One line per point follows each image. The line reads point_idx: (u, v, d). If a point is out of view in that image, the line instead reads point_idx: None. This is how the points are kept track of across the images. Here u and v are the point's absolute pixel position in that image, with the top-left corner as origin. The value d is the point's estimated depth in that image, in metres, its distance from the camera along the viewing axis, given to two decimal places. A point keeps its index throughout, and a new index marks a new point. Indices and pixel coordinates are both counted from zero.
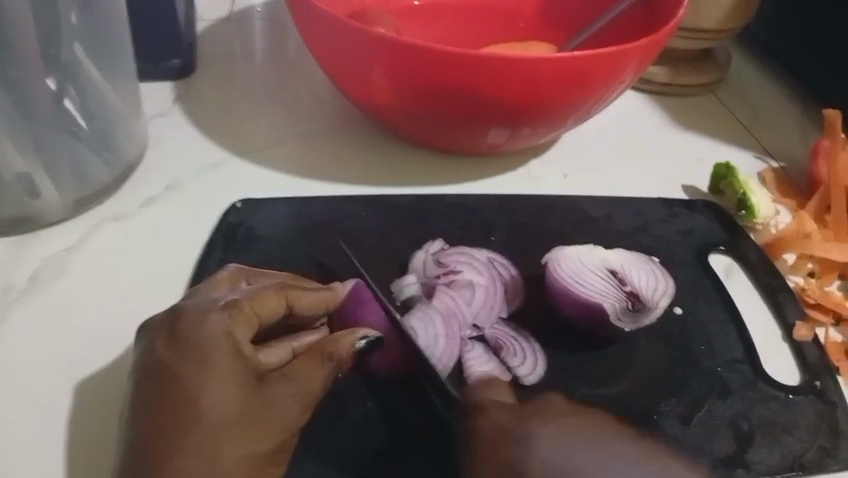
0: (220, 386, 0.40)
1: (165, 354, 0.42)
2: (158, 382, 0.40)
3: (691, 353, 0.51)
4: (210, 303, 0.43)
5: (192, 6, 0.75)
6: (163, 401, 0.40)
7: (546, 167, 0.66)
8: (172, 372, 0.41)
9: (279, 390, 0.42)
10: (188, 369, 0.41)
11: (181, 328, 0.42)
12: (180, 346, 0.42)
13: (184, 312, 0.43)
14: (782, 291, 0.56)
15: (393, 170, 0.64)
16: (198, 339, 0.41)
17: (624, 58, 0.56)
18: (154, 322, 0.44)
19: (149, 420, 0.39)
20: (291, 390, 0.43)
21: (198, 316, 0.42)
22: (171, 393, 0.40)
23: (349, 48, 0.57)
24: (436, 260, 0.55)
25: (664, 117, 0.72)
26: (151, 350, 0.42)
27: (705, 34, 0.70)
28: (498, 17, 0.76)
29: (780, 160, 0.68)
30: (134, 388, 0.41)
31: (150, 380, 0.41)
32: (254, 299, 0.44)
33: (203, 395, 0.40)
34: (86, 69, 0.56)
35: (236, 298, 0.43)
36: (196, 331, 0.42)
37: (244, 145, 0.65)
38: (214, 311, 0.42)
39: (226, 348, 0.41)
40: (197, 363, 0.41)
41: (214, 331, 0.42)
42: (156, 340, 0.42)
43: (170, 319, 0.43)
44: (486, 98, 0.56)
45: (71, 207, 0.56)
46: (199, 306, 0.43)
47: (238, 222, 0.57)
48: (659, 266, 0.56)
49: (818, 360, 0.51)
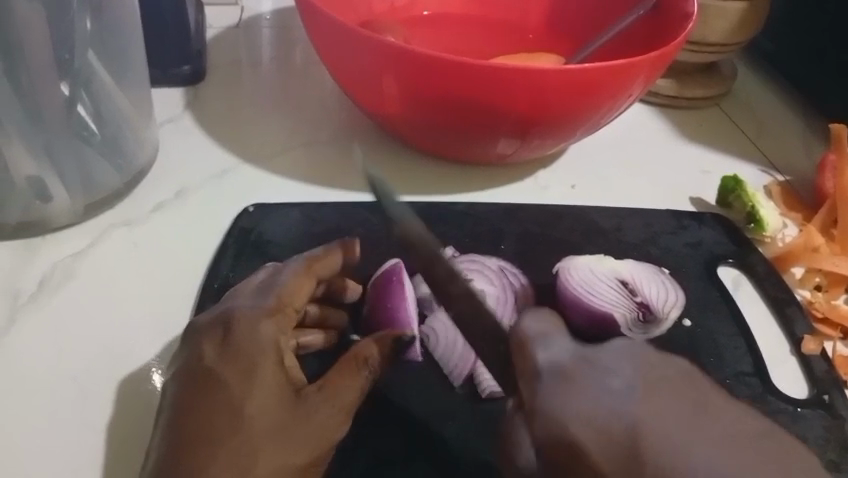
0: (265, 394, 0.41)
1: (212, 360, 0.42)
2: (204, 387, 0.41)
3: (700, 364, 0.51)
4: (256, 304, 0.45)
5: (202, 14, 0.76)
6: (208, 404, 0.40)
7: (554, 177, 0.66)
8: (219, 377, 0.41)
9: (317, 401, 0.41)
10: (236, 376, 0.41)
11: (230, 333, 0.43)
12: (229, 352, 0.42)
13: (232, 316, 0.44)
14: (789, 305, 0.56)
15: (402, 178, 0.64)
16: (248, 345, 0.43)
17: (634, 70, 0.56)
18: (201, 324, 0.45)
19: (192, 420, 0.39)
20: (328, 402, 0.41)
21: (248, 323, 0.44)
22: (216, 397, 0.40)
23: (359, 56, 0.57)
24: None
25: (673, 128, 0.72)
26: (199, 354, 0.43)
27: (710, 47, 0.70)
28: (507, 28, 0.77)
29: (788, 172, 0.68)
30: (176, 391, 0.42)
31: (196, 384, 0.41)
32: (288, 290, 0.46)
33: (249, 401, 0.40)
34: (97, 74, 0.56)
35: (279, 297, 0.45)
36: (246, 336, 0.43)
37: (253, 151, 0.65)
38: (262, 318, 0.44)
39: (273, 357, 0.42)
40: (244, 370, 0.41)
41: (263, 338, 0.43)
42: (205, 344, 0.43)
43: (217, 323, 0.44)
44: (495, 108, 0.56)
45: (81, 211, 0.56)
46: (248, 312, 0.44)
47: (248, 227, 0.57)
48: (669, 279, 0.56)
49: (826, 374, 0.51)
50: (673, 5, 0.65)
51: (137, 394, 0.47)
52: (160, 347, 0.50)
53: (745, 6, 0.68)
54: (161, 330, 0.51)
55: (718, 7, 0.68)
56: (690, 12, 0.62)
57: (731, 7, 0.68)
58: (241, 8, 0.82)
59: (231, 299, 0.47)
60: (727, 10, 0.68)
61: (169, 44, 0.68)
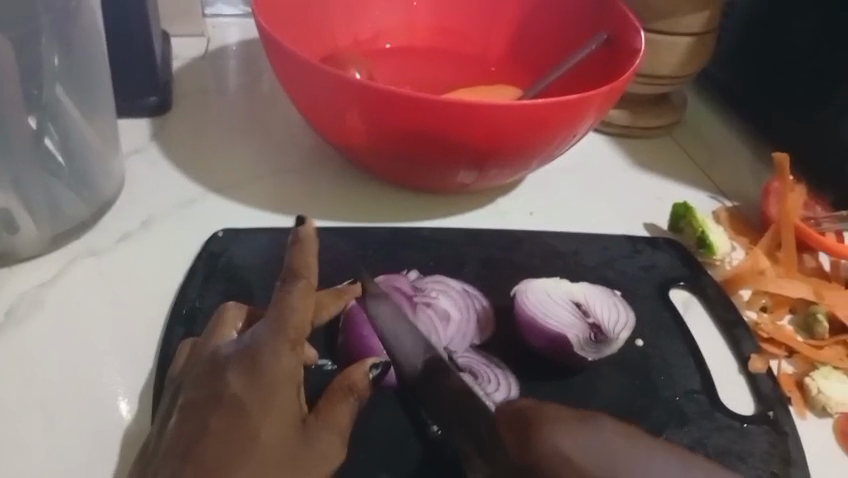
0: (276, 424, 0.42)
1: (236, 387, 0.43)
2: (225, 412, 0.42)
3: (652, 382, 0.54)
4: (272, 327, 0.45)
5: (168, 45, 0.77)
6: (219, 429, 0.42)
7: (514, 203, 0.68)
8: (239, 403, 0.42)
9: (326, 440, 0.42)
10: (254, 401, 0.42)
11: (252, 361, 0.44)
12: (251, 378, 0.43)
13: (258, 344, 0.44)
14: (738, 326, 0.58)
15: (365, 205, 0.66)
16: (269, 374, 0.43)
17: (587, 103, 0.58)
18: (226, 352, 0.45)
19: (208, 447, 0.41)
20: (334, 440, 0.42)
21: (267, 351, 0.44)
22: (235, 420, 0.42)
23: (324, 91, 0.59)
24: (412, 285, 0.57)
25: (626, 155, 0.75)
26: (219, 379, 0.44)
27: (662, 79, 0.73)
28: (468, 60, 0.79)
29: (735, 198, 0.71)
30: (197, 410, 0.43)
31: (216, 409, 0.42)
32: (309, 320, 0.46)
33: (260, 428, 0.42)
34: (67, 111, 0.57)
35: (302, 333, 0.45)
36: (269, 365, 0.43)
37: (219, 182, 0.66)
38: (285, 350, 0.44)
39: (290, 388, 0.43)
40: (263, 397, 0.43)
41: (284, 370, 0.44)
42: (229, 370, 0.44)
43: (243, 349, 0.44)
44: (456, 139, 0.58)
45: (48, 241, 0.57)
46: (272, 340, 0.44)
47: (216, 255, 0.59)
48: (620, 300, 0.58)
49: (772, 391, 0.54)
50: (625, 42, 0.69)
51: (106, 424, 0.48)
52: (129, 379, 0.51)
53: (694, 40, 0.72)
54: (130, 359, 0.52)
55: (671, 42, 0.71)
56: (639, 48, 0.66)
57: (680, 42, 0.71)
58: (208, 39, 0.83)
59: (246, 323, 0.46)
60: (676, 45, 0.71)
61: (136, 75, 0.69)
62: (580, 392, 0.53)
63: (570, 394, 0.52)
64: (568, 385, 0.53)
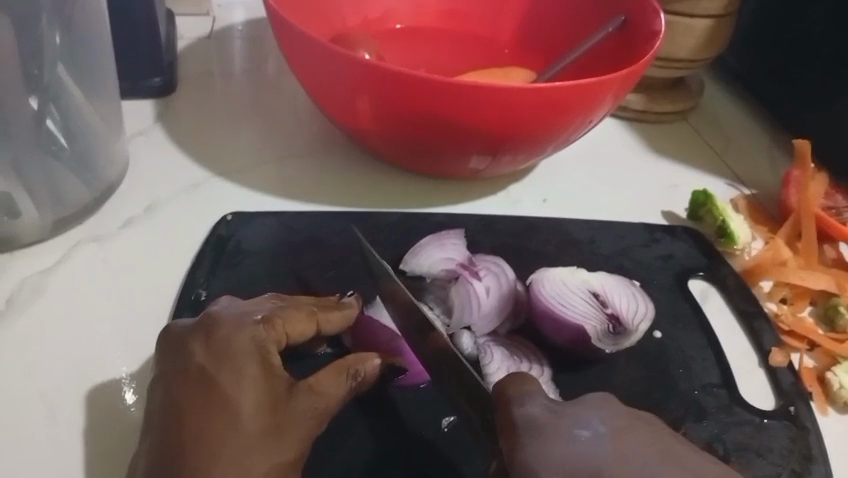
0: (250, 394, 0.43)
1: (203, 360, 0.44)
2: (196, 387, 0.43)
3: (670, 375, 0.52)
4: (242, 314, 0.47)
5: (173, 25, 0.75)
6: (198, 406, 0.42)
7: (527, 189, 0.66)
8: (211, 378, 0.43)
9: (303, 400, 0.43)
10: (224, 373, 0.43)
11: (216, 334, 0.45)
12: (216, 351, 0.44)
13: (219, 319, 0.46)
14: (757, 318, 0.57)
15: (375, 191, 0.64)
16: (232, 345, 0.45)
17: (603, 88, 0.57)
18: (183, 328, 0.46)
19: (187, 422, 0.42)
20: (312, 403, 0.44)
21: (233, 326, 0.46)
22: (208, 395, 0.43)
23: (332, 73, 0.57)
24: (467, 259, 0.57)
25: (641, 141, 0.73)
26: (184, 356, 0.45)
27: (678, 63, 0.71)
28: (481, 42, 0.77)
29: (753, 186, 0.70)
30: (168, 391, 0.43)
31: (188, 384, 0.43)
32: (289, 320, 0.47)
33: (237, 401, 0.43)
34: (67, 89, 0.55)
35: (272, 314, 0.47)
36: (230, 338, 0.45)
37: (225, 166, 0.65)
38: (248, 324, 0.46)
39: (258, 359, 0.44)
40: (233, 369, 0.44)
41: (248, 341, 0.45)
42: (192, 344, 0.45)
43: (202, 324, 0.46)
44: (468, 124, 0.57)
45: (51, 227, 0.56)
46: (233, 317, 0.46)
47: (223, 241, 0.57)
48: (638, 290, 0.56)
49: (793, 386, 0.52)
50: (642, 26, 0.67)
51: (112, 414, 0.47)
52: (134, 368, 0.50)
53: (712, 23, 0.69)
54: (135, 347, 0.51)
55: (686, 25, 0.69)
56: (658, 32, 0.63)
57: (698, 24, 0.69)
58: (213, 19, 0.81)
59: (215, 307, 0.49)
60: (694, 28, 0.69)
61: (140, 55, 0.67)
62: (594, 385, 0.51)
63: (586, 388, 0.51)
64: (583, 378, 0.52)
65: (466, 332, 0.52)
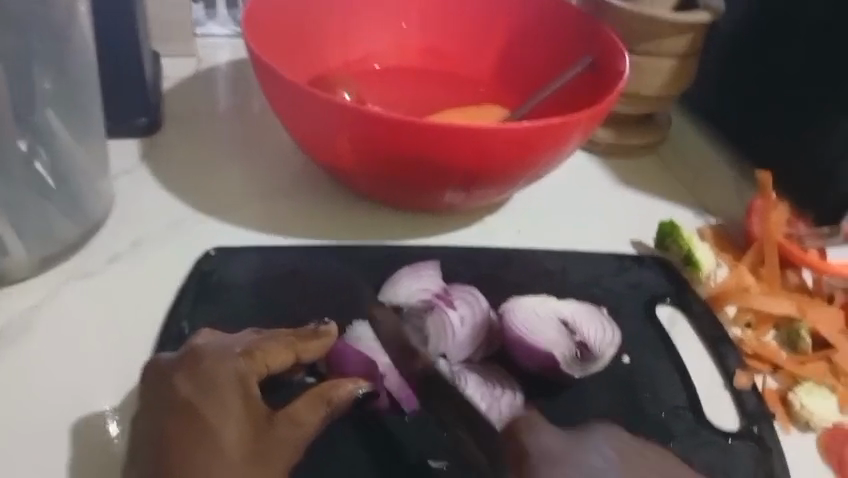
0: (232, 426, 0.45)
1: (187, 393, 0.46)
2: (181, 419, 0.45)
3: (638, 398, 0.54)
4: (224, 348, 0.49)
5: (158, 66, 0.78)
6: (181, 437, 0.45)
7: (502, 221, 0.69)
8: (195, 411, 0.46)
9: (283, 429, 0.45)
10: (208, 406, 0.46)
11: (200, 368, 0.48)
12: (200, 385, 0.47)
13: (202, 353, 0.49)
14: (723, 343, 0.59)
15: (355, 225, 0.66)
16: (214, 380, 0.47)
17: (570, 125, 0.59)
18: (169, 361, 0.49)
19: (170, 452, 0.44)
20: (292, 433, 0.45)
21: (215, 359, 0.48)
22: (192, 426, 0.45)
23: (312, 113, 0.60)
24: (443, 289, 0.59)
25: (612, 174, 0.76)
26: (169, 389, 0.47)
27: (644, 100, 0.75)
28: (457, 80, 0.80)
29: (718, 217, 0.73)
30: (154, 422, 0.46)
31: (174, 415, 0.46)
32: (268, 351, 0.49)
33: (219, 432, 0.45)
34: (58, 135, 0.58)
35: (253, 346, 0.49)
36: (213, 373, 0.47)
37: (208, 202, 0.67)
38: (230, 358, 0.48)
39: (240, 391, 0.47)
40: (216, 401, 0.46)
41: (230, 374, 0.47)
42: (176, 379, 0.47)
43: (186, 359, 0.48)
44: (443, 162, 0.59)
45: (38, 264, 0.58)
46: (216, 352, 0.48)
47: (207, 275, 0.59)
48: (607, 318, 0.58)
49: (757, 407, 0.54)
50: (609, 66, 0.70)
51: (97, 444, 0.49)
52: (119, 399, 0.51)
53: (678, 63, 0.73)
54: (120, 379, 0.52)
55: (653, 65, 0.72)
56: (623, 70, 0.66)
57: (666, 64, 0.72)
58: (199, 60, 0.84)
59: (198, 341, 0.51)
60: (662, 68, 0.72)
61: (127, 97, 0.70)
62: (565, 410, 0.53)
63: (557, 412, 0.53)
64: (554, 403, 0.53)
65: (442, 360, 0.54)
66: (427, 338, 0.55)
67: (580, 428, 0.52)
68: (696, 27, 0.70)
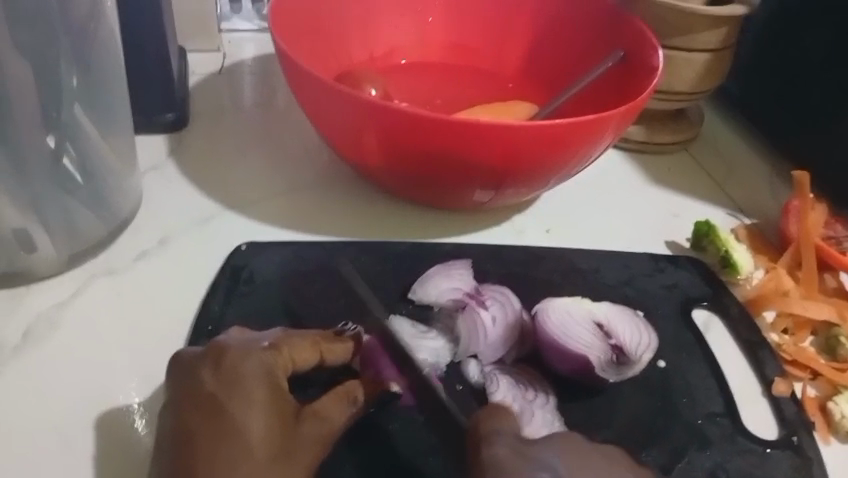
0: (259, 420, 0.44)
1: (212, 386, 0.45)
2: (205, 413, 0.44)
3: (674, 404, 0.53)
4: (249, 343, 0.48)
5: (184, 61, 0.77)
6: (206, 432, 0.43)
7: (531, 220, 0.68)
8: (220, 404, 0.44)
9: (308, 425, 0.45)
10: (233, 398, 0.45)
11: (224, 361, 0.46)
12: (224, 378, 0.46)
13: (226, 347, 0.47)
14: (761, 348, 0.57)
15: (381, 222, 0.65)
16: (239, 371, 0.46)
17: (603, 122, 0.58)
18: (192, 355, 0.48)
19: (194, 448, 0.43)
20: (319, 430, 0.45)
21: (240, 354, 0.47)
22: (216, 421, 0.44)
23: (340, 110, 0.59)
24: (474, 289, 0.58)
25: (643, 172, 0.74)
26: (193, 382, 0.46)
27: (678, 96, 0.73)
28: (486, 75, 0.79)
29: (753, 215, 0.71)
30: (177, 416, 0.44)
31: (197, 410, 0.44)
32: (294, 347, 0.49)
33: (245, 427, 0.44)
34: (84, 128, 0.57)
35: (279, 341, 0.49)
36: (239, 364, 0.46)
37: (234, 199, 0.66)
38: (256, 350, 0.47)
39: (266, 386, 0.46)
40: (241, 395, 0.45)
41: (256, 366, 0.46)
42: (200, 370, 0.46)
43: (210, 352, 0.47)
44: (474, 158, 0.58)
45: (65, 261, 0.57)
46: (241, 345, 0.48)
47: (236, 272, 0.58)
48: (642, 320, 0.57)
49: (796, 416, 0.53)
50: (642, 60, 0.68)
51: (126, 445, 0.48)
52: (147, 399, 0.51)
53: (710, 56, 0.71)
54: (148, 378, 0.52)
55: (686, 57, 0.70)
56: (657, 65, 0.65)
57: (696, 58, 0.71)
58: (224, 54, 0.83)
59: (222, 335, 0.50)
60: (692, 61, 0.71)
61: (153, 92, 0.69)
62: (598, 415, 0.52)
63: (591, 416, 0.52)
64: (587, 408, 0.52)
65: (472, 361, 0.54)
66: (459, 338, 0.55)
67: (614, 432, 0.51)
68: (728, 19, 0.69)
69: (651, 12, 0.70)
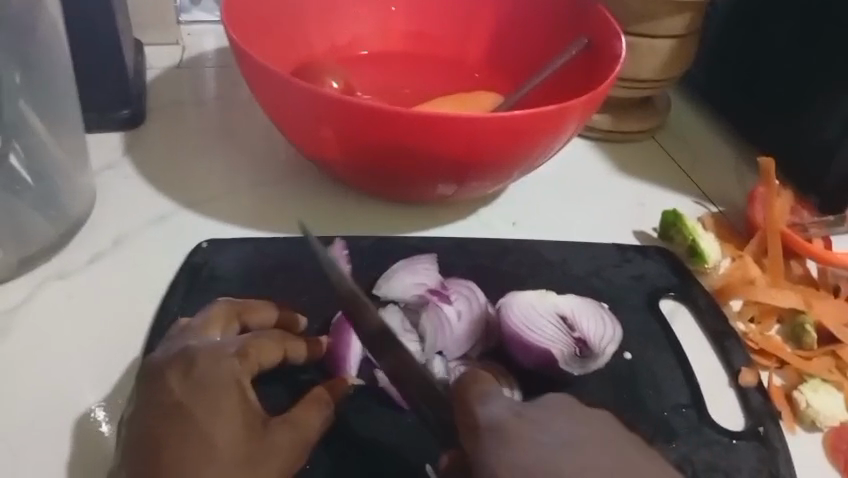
0: (229, 426, 0.43)
1: (180, 392, 0.44)
2: (173, 418, 0.43)
3: (640, 396, 0.53)
4: (217, 345, 0.47)
5: (141, 55, 0.75)
6: (172, 436, 0.42)
7: (497, 213, 0.67)
8: (188, 409, 0.43)
9: (281, 433, 0.44)
10: (202, 405, 0.43)
11: (194, 366, 0.45)
12: (194, 385, 0.44)
13: (194, 351, 0.46)
14: (728, 337, 0.57)
15: (344, 218, 0.64)
16: (209, 378, 0.45)
17: (565, 113, 0.57)
18: (157, 359, 0.46)
19: (164, 452, 0.42)
20: (291, 436, 0.44)
21: (210, 357, 0.45)
22: (186, 426, 0.43)
23: (297, 104, 0.57)
24: (441, 283, 0.57)
25: (609, 161, 0.74)
26: (160, 385, 0.44)
27: (644, 83, 0.72)
28: (450, 65, 0.78)
29: (720, 203, 0.70)
30: (142, 418, 0.43)
31: (165, 415, 0.43)
32: (261, 347, 0.47)
33: (215, 434, 0.43)
34: (30, 125, 0.55)
35: (247, 345, 0.47)
36: (209, 370, 0.45)
37: (192, 197, 0.65)
38: (225, 356, 0.46)
39: (235, 390, 0.45)
40: (210, 401, 0.44)
41: (226, 372, 0.45)
42: (168, 377, 0.45)
43: (178, 357, 0.45)
44: (435, 152, 0.57)
45: (15, 266, 0.56)
46: (210, 348, 0.46)
47: (197, 270, 0.57)
48: (608, 313, 0.56)
49: (763, 406, 0.53)
50: (605, 47, 0.67)
51: (81, 455, 0.47)
52: (102, 407, 0.49)
53: (676, 43, 0.70)
54: (103, 385, 0.50)
55: (650, 45, 0.70)
56: (619, 54, 0.64)
57: (661, 45, 0.70)
58: (182, 47, 0.81)
59: (190, 337, 0.48)
60: (657, 49, 0.70)
61: (107, 88, 0.67)
62: None
63: None
64: None
65: (438, 357, 0.53)
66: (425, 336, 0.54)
67: None
68: (692, 6, 0.68)
69: None
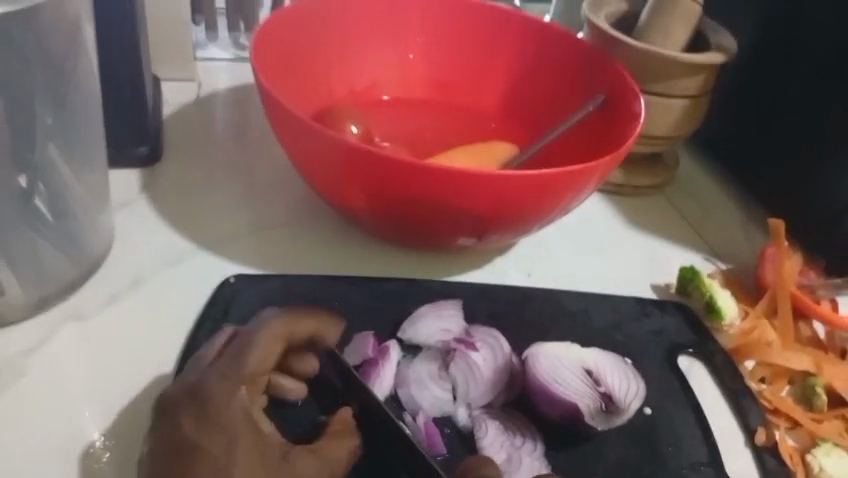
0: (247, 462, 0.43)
1: (193, 430, 0.44)
2: (190, 457, 0.43)
3: (659, 453, 0.53)
4: (229, 379, 0.46)
5: (158, 92, 0.75)
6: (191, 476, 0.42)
7: (513, 263, 0.67)
8: (204, 447, 0.43)
9: (302, 461, 0.44)
10: (217, 443, 0.43)
11: (206, 404, 0.44)
12: (209, 421, 0.44)
13: (206, 388, 0.45)
14: (744, 396, 0.58)
15: (364, 263, 0.64)
16: (222, 416, 0.44)
17: (587, 173, 0.58)
18: (173, 396, 0.46)
19: None
20: (312, 463, 0.45)
21: (223, 393, 0.45)
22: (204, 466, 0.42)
23: (321, 153, 0.58)
24: (465, 331, 0.57)
25: (622, 215, 0.75)
26: (174, 423, 0.44)
27: (656, 140, 0.74)
28: (468, 113, 0.79)
29: (731, 261, 0.72)
30: (160, 456, 0.43)
31: (181, 452, 0.43)
32: (274, 384, 0.47)
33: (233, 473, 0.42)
34: (56, 167, 0.54)
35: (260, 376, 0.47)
36: (222, 408, 0.44)
37: (208, 238, 0.64)
38: (237, 390, 0.45)
39: (249, 426, 0.44)
40: (225, 439, 0.43)
41: (238, 409, 0.45)
42: (181, 413, 0.44)
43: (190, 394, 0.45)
44: (460, 204, 0.57)
45: (34, 305, 0.55)
46: (222, 383, 0.45)
47: (219, 309, 0.57)
48: (630, 367, 0.56)
49: (778, 467, 0.53)
50: (622, 105, 0.69)
51: None
52: (122, 452, 0.49)
53: (690, 102, 0.71)
54: (116, 434, 0.50)
55: (665, 104, 0.71)
56: (639, 112, 0.65)
57: (675, 104, 0.71)
58: (198, 85, 0.81)
59: (203, 366, 0.47)
60: (672, 107, 0.71)
61: (126, 125, 0.67)
62: (586, 464, 0.52)
63: (579, 465, 0.51)
64: (574, 457, 0.52)
65: (463, 406, 0.53)
66: (453, 386, 0.54)
67: None
68: (708, 67, 0.69)
69: (632, 57, 0.70)
